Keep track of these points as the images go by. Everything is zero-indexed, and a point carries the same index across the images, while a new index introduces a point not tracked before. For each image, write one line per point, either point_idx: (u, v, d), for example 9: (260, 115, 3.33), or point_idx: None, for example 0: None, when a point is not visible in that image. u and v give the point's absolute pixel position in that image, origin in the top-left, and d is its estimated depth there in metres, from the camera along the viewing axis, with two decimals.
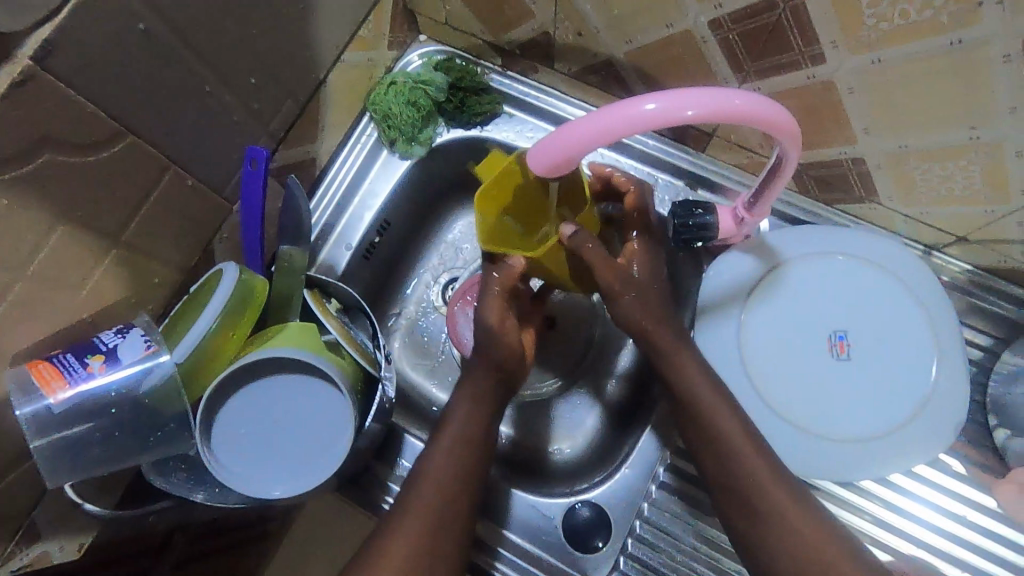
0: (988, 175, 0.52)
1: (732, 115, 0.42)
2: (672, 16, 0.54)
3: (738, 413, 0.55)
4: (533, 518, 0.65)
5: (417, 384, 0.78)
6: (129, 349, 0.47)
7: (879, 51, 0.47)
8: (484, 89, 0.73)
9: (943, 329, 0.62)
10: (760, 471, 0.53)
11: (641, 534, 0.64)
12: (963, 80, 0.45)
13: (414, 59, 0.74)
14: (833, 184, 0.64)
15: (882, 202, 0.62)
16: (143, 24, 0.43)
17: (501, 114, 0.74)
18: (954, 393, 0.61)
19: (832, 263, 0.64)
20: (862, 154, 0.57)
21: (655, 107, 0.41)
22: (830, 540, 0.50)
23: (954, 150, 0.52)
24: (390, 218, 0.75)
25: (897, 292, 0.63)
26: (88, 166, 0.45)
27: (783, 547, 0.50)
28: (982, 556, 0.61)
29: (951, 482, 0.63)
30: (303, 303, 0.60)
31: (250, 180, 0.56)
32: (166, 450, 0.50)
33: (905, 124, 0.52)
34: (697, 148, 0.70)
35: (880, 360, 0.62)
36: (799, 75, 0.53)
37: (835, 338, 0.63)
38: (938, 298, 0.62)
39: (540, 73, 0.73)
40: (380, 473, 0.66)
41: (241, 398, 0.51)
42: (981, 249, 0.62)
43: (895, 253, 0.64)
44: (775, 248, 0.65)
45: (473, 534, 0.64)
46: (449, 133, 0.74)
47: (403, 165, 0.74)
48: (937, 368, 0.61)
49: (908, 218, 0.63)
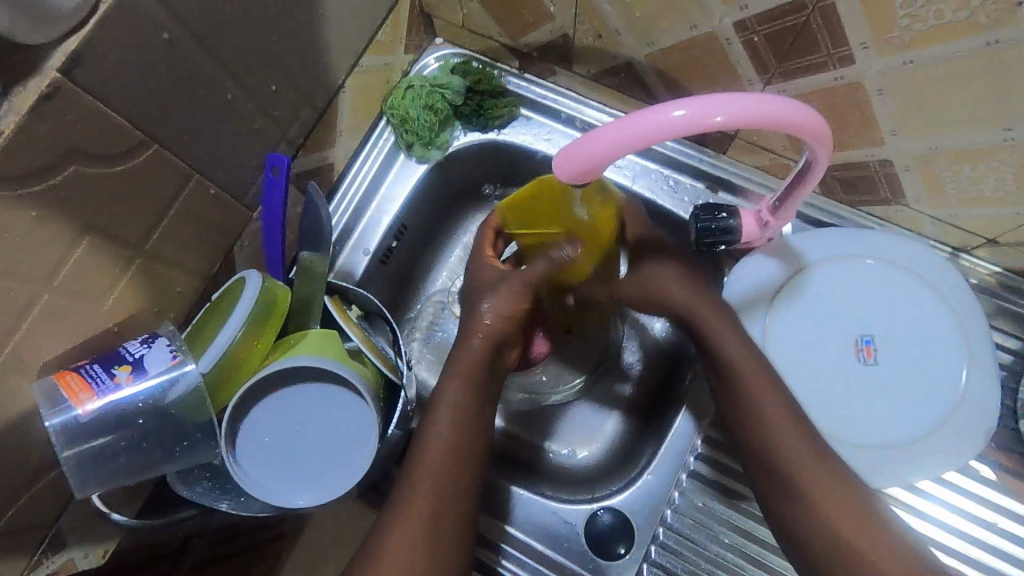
0: (1021, 177, 0.51)
1: (760, 120, 0.41)
2: (695, 18, 0.53)
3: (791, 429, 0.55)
4: (554, 524, 0.65)
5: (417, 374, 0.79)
6: (156, 360, 0.46)
7: (910, 52, 0.46)
8: (502, 91, 0.73)
9: (971, 331, 0.61)
10: None
11: (664, 541, 0.63)
12: (993, 82, 0.45)
13: (431, 62, 0.75)
14: (858, 185, 0.62)
15: (908, 203, 0.61)
16: (167, 33, 0.43)
17: (518, 117, 0.74)
18: (985, 395, 0.60)
19: (857, 265, 0.63)
20: (889, 157, 0.56)
21: (684, 113, 0.40)
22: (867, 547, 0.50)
23: (984, 151, 0.51)
24: (406, 223, 0.76)
25: (923, 294, 0.62)
26: (113, 177, 0.45)
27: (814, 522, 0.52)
28: (1010, 563, 0.60)
29: (979, 488, 0.62)
30: (323, 310, 0.60)
31: (271, 188, 0.56)
32: (190, 460, 0.50)
33: (932, 126, 0.51)
34: (717, 151, 0.69)
35: (907, 364, 0.61)
36: (827, 76, 0.52)
37: (862, 342, 0.62)
38: (965, 299, 0.61)
39: (558, 76, 0.73)
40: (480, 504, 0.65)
41: (263, 409, 0.50)
42: (1012, 251, 0.61)
43: (920, 255, 0.63)
44: (799, 251, 0.64)
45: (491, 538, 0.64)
46: (466, 137, 0.74)
47: (417, 169, 0.74)
48: (966, 370, 0.60)
49: (934, 220, 0.62)
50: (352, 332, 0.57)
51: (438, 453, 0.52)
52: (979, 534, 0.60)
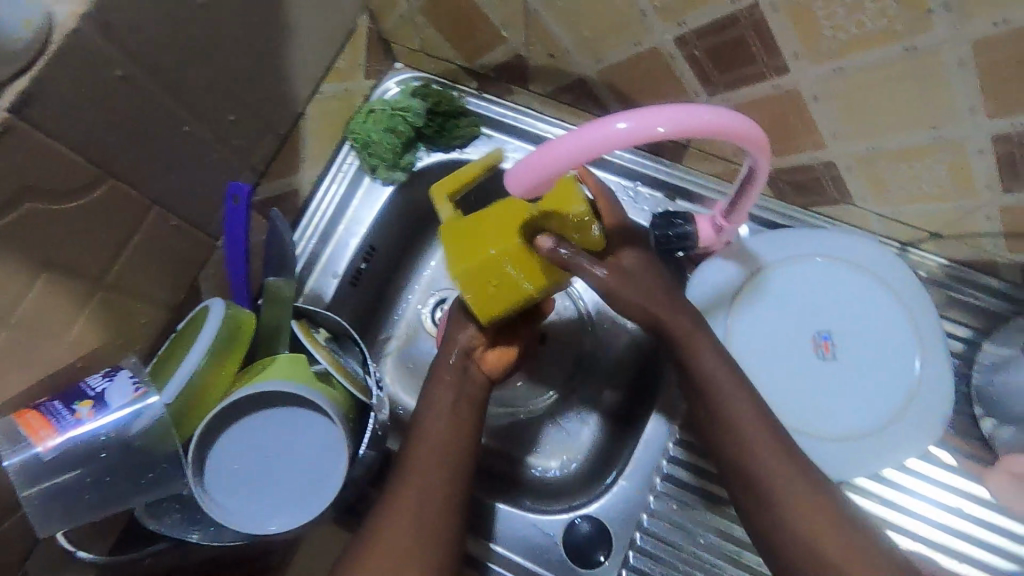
0: (953, 173, 0.54)
1: (700, 129, 0.43)
2: (639, 35, 0.56)
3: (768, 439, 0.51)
4: (533, 536, 0.65)
5: (392, 395, 0.80)
6: (117, 392, 0.46)
7: (838, 60, 0.48)
8: (462, 112, 0.75)
9: (922, 321, 0.63)
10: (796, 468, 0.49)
11: (642, 546, 0.64)
12: (917, 85, 0.47)
13: (391, 87, 0.75)
14: (807, 187, 0.65)
15: (855, 203, 0.64)
16: (120, 70, 0.44)
17: (480, 135, 0.76)
18: (940, 383, 0.62)
19: (810, 264, 0.65)
20: (831, 158, 0.59)
21: (627, 125, 0.42)
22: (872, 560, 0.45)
23: (917, 149, 0.53)
24: (374, 244, 0.77)
25: (874, 289, 0.64)
26: (69, 213, 0.45)
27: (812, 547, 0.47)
28: (973, 545, 0.61)
29: (941, 474, 0.63)
30: (291, 336, 0.60)
31: (232, 217, 0.56)
32: (157, 493, 0.50)
33: (867, 128, 0.53)
34: (674, 160, 0.71)
35: (864, 357, 0.63)
36: (766, 85, 0.54)
37: (819, 337, 0.64)
38: (914, 291, 0.64)
39: (516, 94, 0.75)
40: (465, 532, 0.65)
41: (234, 437, 0.50)
42: (956, 243, 0.63)
43: (870, 252, 0.65)
44: (755, 253, 0.66)
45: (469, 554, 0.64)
46: (430, 157, 0.76)
47: (385, 192, 0.75)
48: (920, 360, 0.62)
49: (880, 217, 0.64)
50: (322, 358, 0.57)
51: (410, 472, 0.53)
52: (942, 519, 0.62)
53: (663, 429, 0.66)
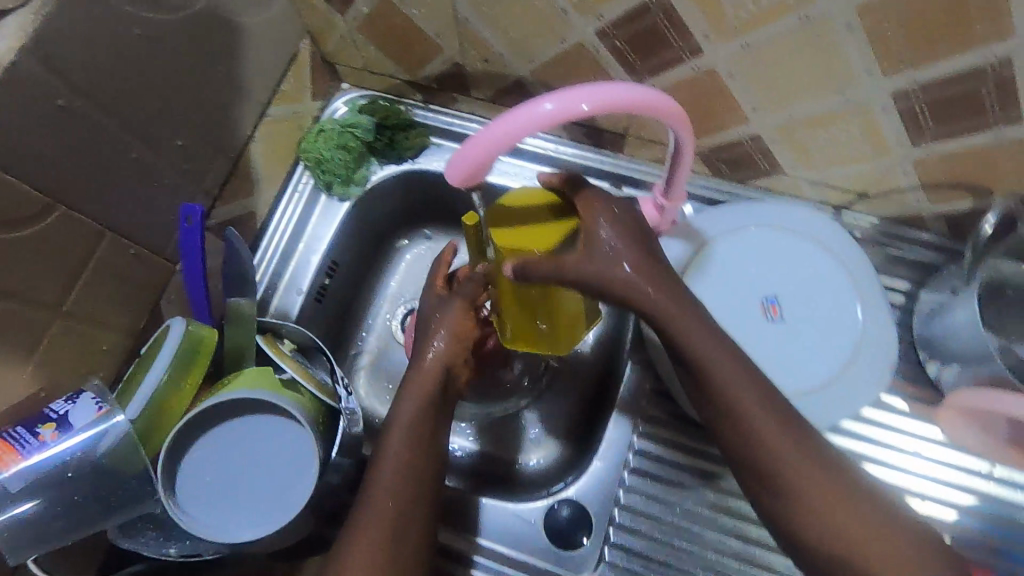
0: (866, 132, 0.58)
1: (620, 105, 0.46)
2: (563, 31, 0.59)
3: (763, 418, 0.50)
4: (515, 525, 0.66)
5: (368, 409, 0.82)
6: (81, 413, 0.46)
7: (743, 37, 0.52)
8: (411, 124, 0.78)
9: (861, 277, 0.66)
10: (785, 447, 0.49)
11: (622, 522, 0.65)
12: (817, 53, 0.51)
13: (340, 106, 0.78)
14: (739, 162, 0.69)
15: (786, 171, 0.68)
16: (61, 99, 0.46)
17: (429, 145, 0.79)
18: (884, 333, 0.65)
19: (751, 235, 0.68)
20: (756, 131, 0.62)
21: (552, 106, 0.45)
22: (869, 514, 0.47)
23: (831, 114, 0.57)
24: (337, 259, 0.79)
25: (813, 252, 0.68)
26: (20, 241, 0.46)
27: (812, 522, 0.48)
28: (932, 483, 0.64)
29: (897, 420, 0.66)
30: (257, 351, 0.61)
31: (188, 236, 0.57)
32: (125, 514, 0.49)
33: (782, 99, 0.57)
34: (615, 150, 0.75)
35: (810, 316, 0.66)
36: (684, 67, 0.58)
37: (767, 301, 0.67)
38: (849, 249, 0.67)
39: (460, 102, 0.78)
40: (448, 537, 0.65)
41: (200, 449, 0.51)
42: (882, 201, 0.67)
43: (806, 218, 0.69)
44: (699, 229, 0.69)
45: (454, 550, 0.65)
46: (383, 170, 0.79)
47: (342, 208, 0.78)
48: (863, 313, 0.66)
49: (811, 183, 0.68)
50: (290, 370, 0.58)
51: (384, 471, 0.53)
52: (900, 462, 0.65)
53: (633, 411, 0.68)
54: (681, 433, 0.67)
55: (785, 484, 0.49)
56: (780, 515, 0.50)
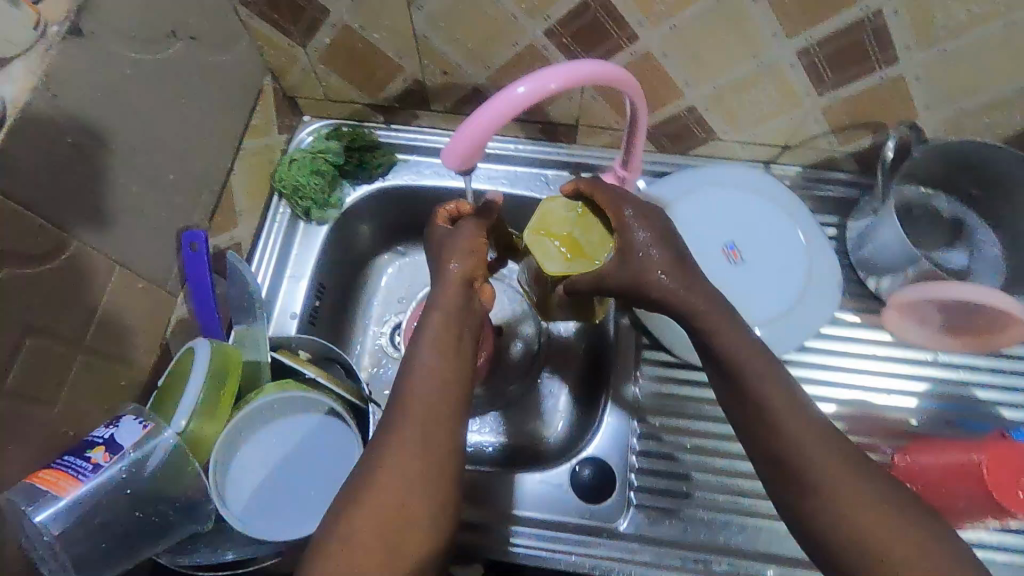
0: (781, 89, 0.69)
1: (583, 78, 0.53)
2: (515, 35, 0.67)
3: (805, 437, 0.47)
4: (544, 491, 0.69)
5: None
6: (128, 433, 0.47)
7: (671, 20, 0.62)
8: (377, 144, 0.83)
9: (798, 215, 0.77)
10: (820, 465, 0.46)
11: (640, 467, 0.70)
12: (733, 26, 0.61)
13: (306, 136, 0.83)
14: (679, 134, 0.78)
15: (720, 137, 0.78)
16: (70, 137, 0.48)
17: (396, 161, 0.84)
18: (826, 258, 0.75)
19: (701, 194, 0.78)
20: (691, 103, 0.72)
21: (525, 88, 0.51)
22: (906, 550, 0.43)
23: (751, 78, 0.67)
24: (323, 280, 0.81)
25: (755, 200, 0.78)
26: (43, 277, 0.47)
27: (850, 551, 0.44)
28: (892, 377, 0.73)
29: (854, 331, 0.75)
30: (274, 366, 0.63)
31: (195, 262, 0.60)
32: (178, 532, 0.50)
33: (709, 70, 0.67)
34: (569, 141, 0.83)
35: (764, 254, 0.75)
36: (625, 53, 0.67)
37: (727, 247, 0.76)
38: (782, 193, 0.78)
39: (420, 118, 0.84)
40: (486, 517, 0.68)
41: (245, 454, 0.55)
42: (801, 151, 0.79)
43: (742, 173, 0.79)
44: (656, 196, 0.78)
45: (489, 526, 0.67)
46: (356, 191, 0.83)
47: (321, 230, 0.81)
48: (806, 245, 0.76)
49: (742, 144, 0.79)
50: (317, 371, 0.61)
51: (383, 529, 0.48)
52: (863, 365, 0.74)
53: (627, 366, 0.75)
54: (674, 378, 0.74)
55: (830, 500, 0.45)
56: (826, 537, 0.45)
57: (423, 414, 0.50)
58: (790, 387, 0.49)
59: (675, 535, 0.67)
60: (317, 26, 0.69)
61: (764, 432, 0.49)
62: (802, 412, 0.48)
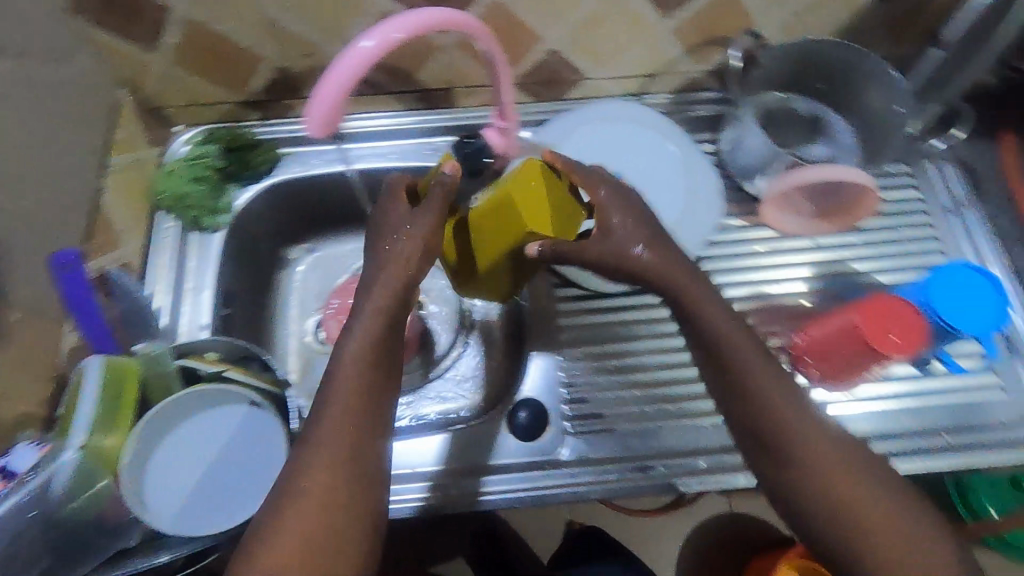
0: (628, 18, 0.72)
1: (427, 26, 0.54)
2: (364, 5, 0.68)
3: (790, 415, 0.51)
4: (485, 440, 0.71)
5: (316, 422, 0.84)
6: (21, 459, 0.52)
7: None
8: (258, 141, 0.82)
9: (674, 136, 0.81)
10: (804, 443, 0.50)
11: (570, 397, 0.74)
12: None
13: (182, 146, 0.81)
14: (550, 80, 0.81)
15: (588, 75, 0.81)
16: None
17: (281, 157, 0.83)
18: (706, 170, 0.80)
19: (581, 133, 0.81)
20: (551, 45, 0.75)
21: (371, 41, 0.51)
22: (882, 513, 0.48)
23: (597, 11, 0.71)
24: (229, 287, 0.80)
25: (633, 130, 0.82)
26: None
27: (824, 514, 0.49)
28: (781, 268, 0.79)
29: (743, 233, 0.81)
30: (185, 373, 0.61)
31: (72, 281, 0.60)
32: (104, 542, 0.55)
33: (557, 11, 0.70)
34: (450, 106, 0.84)
35: (649, 177, 0.79)
36: (474, 6, 0.68)
37: (613, 177, 0.79)
38: (656, 119, 0.82)
39: (298, 109, 0.83)
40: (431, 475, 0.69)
41: (166, 453, 0.58)
42: (666, 77, 0.83)
43: (618, 107, 0.83)
44: (538, 142, 0.81)
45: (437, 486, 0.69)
46: (245, 193, 0.81)
47: (217, 237, 0.79)
48: (686, 162, 0.80)
49: (611, 79, 0.83)
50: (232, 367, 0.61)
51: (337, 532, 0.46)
52: (755, 261, 0.79)
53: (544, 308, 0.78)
54: (587, 309, 0.78)
55: (805, 473, 0.50)
56: (798, 497, 0.50)
57: (353, 431, 0.49)
58: (769, 363, 0.53)
59: (614, 450, 0.70)
60: (160, 27, 0.68)
61: (748, 409, 0.52)
62: (790, 397, 0.52)
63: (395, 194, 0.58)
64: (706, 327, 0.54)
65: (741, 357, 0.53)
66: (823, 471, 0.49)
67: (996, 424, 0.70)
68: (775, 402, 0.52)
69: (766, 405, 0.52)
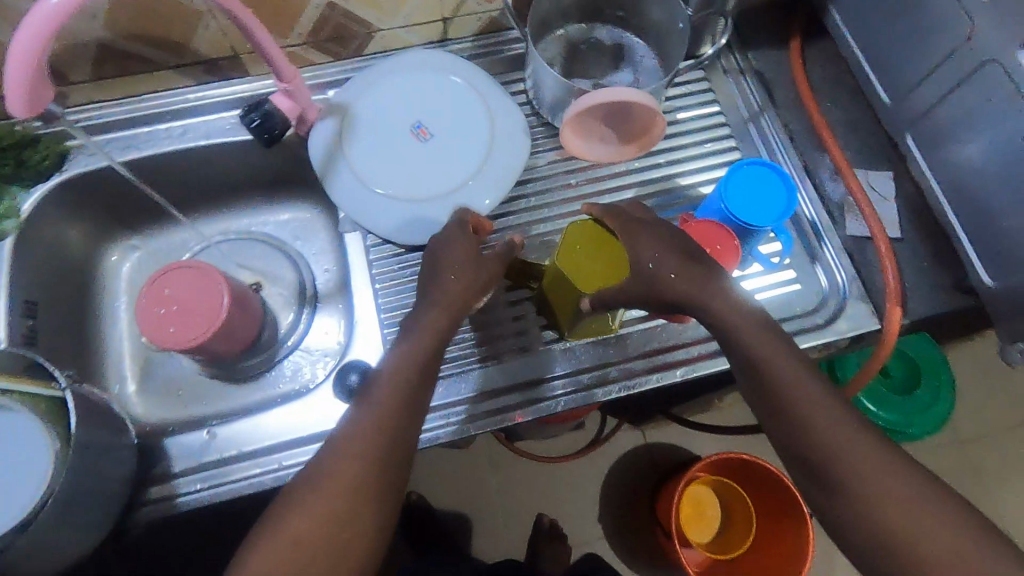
0: None
1: None
2: None
3: (828, 410, 0.54)
4: (310, 408, 0.72)
5: (159, 421, 0.82)
6: None
7: None
8: (35, 137, 0.75)
9: (473, 78, 0.80)
10: (814, 423, 0.54)
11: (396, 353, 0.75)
12: None
13: None
14: (341, 35, 0.77)
15: (380, 26, 0.77)
16: None
17: (71, 150, 0.78)
18: (510, 109, 0.80)
19: (378, 87, 0.79)
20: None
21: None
22: (910, 517, 0.49)
23: None
24: (31, 296, 0.75)
25: (429, 76, 0.80)
26: None
27: (854, 513, 0.51)
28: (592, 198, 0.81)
29: (553, 168, 0.82)
30: None
31: None
32: None
33: None
34: (245, 74, 0.80)
35: (451, 124, 0.78)
36: None
37: (415, 128, 0.78)
38: (454, 64, 0.81)
39: (72, 95, 0.76)
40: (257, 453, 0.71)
41: None
42: (464, 19, 0.81)
43: (416, 55, 0.81)
44: (335, 102, 0.78)
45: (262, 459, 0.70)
46: (32, 195, 0.76)
47: (5, 247, 0.73)
48: (488, 103, 0.79)
49: (406, 28, 0.80)
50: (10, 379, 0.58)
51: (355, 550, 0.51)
52: (568, 194, 0.81)
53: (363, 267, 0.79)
54: (409, 265, 0.79)
55: (847, 492, 0.51)
56: (847, 529, 0.52)
57: (346, 479, 0.52)
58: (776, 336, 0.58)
59: (465, 391, 0.72)
60: None
61: (793, 423, 0.55)
62: (811, 388, 0.55)
63: (463, 225, 0.69)
64: (746, 343, 0.58)
65: (780, 350, 0.57)
66: (850, 460, 0.52)
67: (792, 315, 0.73)
68: (788, 380, 0.55)
69: (778, 388, 0.56)
